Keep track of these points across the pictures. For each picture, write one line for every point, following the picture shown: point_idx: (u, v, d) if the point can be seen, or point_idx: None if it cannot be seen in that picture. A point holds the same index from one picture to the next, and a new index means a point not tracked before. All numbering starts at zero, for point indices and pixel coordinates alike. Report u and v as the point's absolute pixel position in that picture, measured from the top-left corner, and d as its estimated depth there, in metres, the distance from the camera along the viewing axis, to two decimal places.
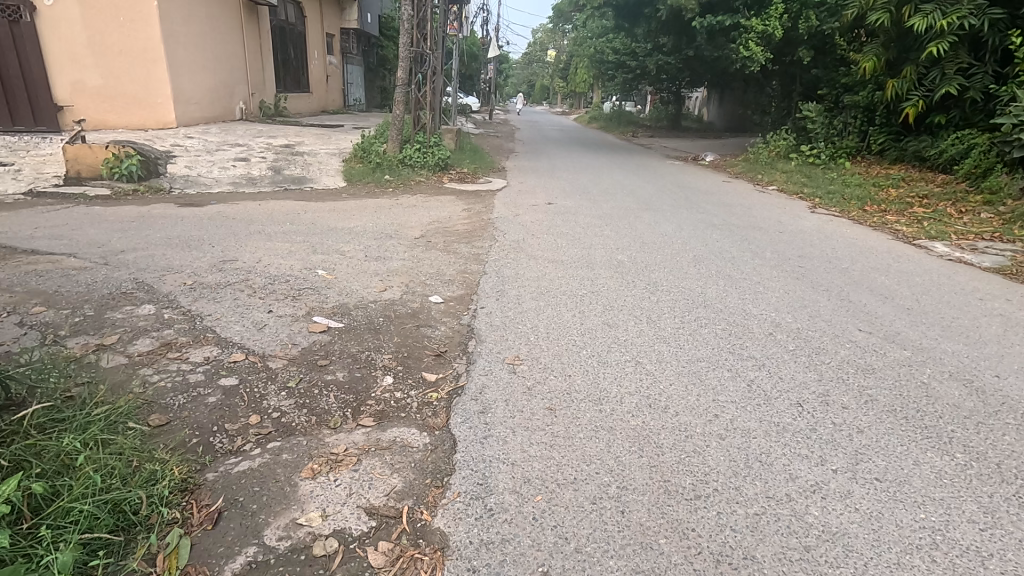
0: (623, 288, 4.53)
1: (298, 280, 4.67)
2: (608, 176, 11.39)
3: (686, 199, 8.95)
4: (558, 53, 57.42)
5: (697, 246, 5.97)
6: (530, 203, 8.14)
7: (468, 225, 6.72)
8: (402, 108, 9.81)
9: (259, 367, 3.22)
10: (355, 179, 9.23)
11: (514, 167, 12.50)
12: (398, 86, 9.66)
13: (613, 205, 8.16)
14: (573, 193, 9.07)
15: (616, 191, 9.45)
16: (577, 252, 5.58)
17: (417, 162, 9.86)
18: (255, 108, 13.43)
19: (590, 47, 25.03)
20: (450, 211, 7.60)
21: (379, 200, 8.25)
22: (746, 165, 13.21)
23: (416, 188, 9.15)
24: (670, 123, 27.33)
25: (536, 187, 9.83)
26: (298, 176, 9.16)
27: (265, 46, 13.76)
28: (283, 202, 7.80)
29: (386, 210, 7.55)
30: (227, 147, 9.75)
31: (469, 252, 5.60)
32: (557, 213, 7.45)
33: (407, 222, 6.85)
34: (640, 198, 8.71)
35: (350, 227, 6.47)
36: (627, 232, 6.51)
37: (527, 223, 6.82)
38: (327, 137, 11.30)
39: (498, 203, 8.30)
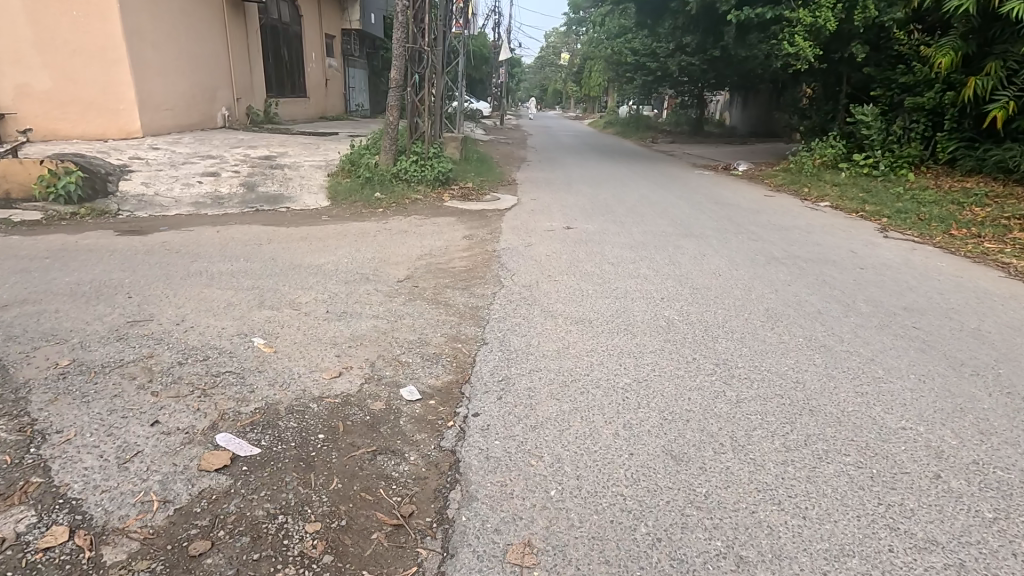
0: (680, 375, 3.13)
1: (221, 357, 3.33)
2: (633, 190, 10.00)
3: (730, 221, 7.52)
4: (572, 55, 56.01)
5: (763, 293, 4.55)
6: (544, 228, 6.76)
7: (466, 261, 5.37)
8: (397, 114, 8.49)
9: (80, 566, 1.87)
10: (340, 198, 7.93)
11: (525, 180, 11.11)
12: (391, 90, 8.34)
13: (645, 229, 6.76)
14: (596, 214, 7.70)
15: (646, 210, 8.03)
16: (607, 305, 4.19)
17: (414, 176, 8.54)
18: (242, 114, 12.24)
19: (607, 47, 23.61)
20: (447, 239, 6.26)
21: (365, 223, 6.94)
22: (788, 176, 11.70)
23: (412, 208, 7.82)
24: (692, 128, 25.84)
25: (552, 205, 8.46)
26: (274, 194, 7.90)
27: (252, 47, 12.55)
28: (250, 228, 6.52)
29: (370, 239, 6.21)
30: (196, 160, 8.52)
31: (465, 304, 4.24)
32: (578, 242, 6.07)
33: (392, 257, 5.50)
34: (675, 221, 7.29)
35: (318, 264, 5.16)
36: (669, 270, 5.10)
37: (541, 257, 5.45)
38: (315, 147, 10.03)
39: (507, 227, 6.93)
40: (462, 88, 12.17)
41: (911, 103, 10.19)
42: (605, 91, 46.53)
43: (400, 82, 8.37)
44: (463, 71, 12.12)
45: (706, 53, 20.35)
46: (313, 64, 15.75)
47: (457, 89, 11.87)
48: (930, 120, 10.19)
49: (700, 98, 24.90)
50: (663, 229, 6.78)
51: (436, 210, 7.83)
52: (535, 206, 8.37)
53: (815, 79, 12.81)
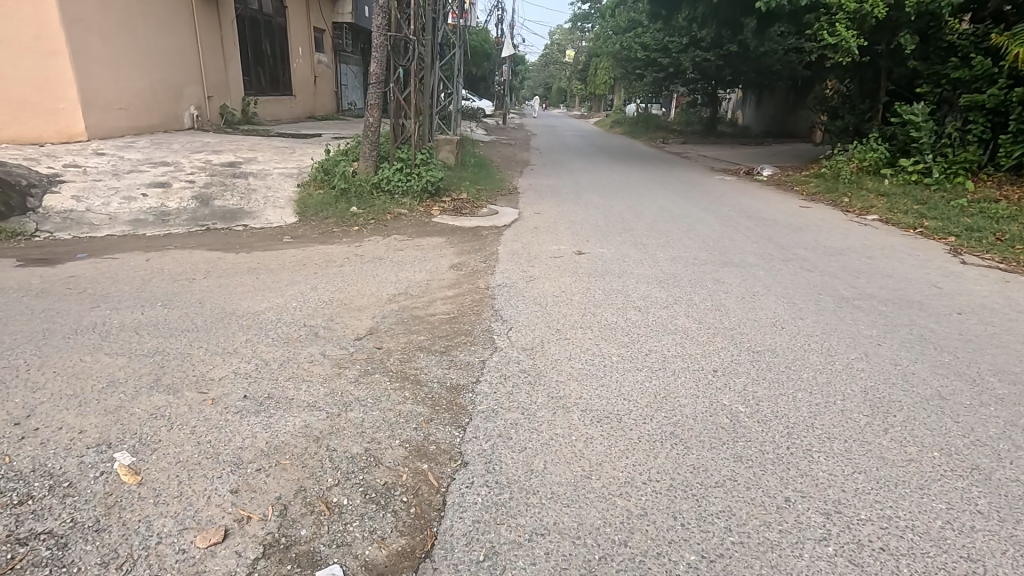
0: (776, 547, 1.93)
1: (50, 495, 2.15)
2: (652, 201, 8.80)
3: (773, 243, 6.31)
4: (577, 53, 54.79)
5: (849, 359, 3.36)
6: (551, 253, 5.54)
7: (450, 307, 4.16)
8: (379, 115, 7.30)
9: None
10: (309, 214, 6.73)
11: (529, 188, 9.88)
12: (371, 87, 7.15)
13: (673, 256, 5.56)
14: (613, 233, 6.51)
15: (671, 229, 6.83)
16: (640, 386, 2.98)
17: (398, 187, 7.34)
18: (216, 114, 11.09)
19: (616, 43, 22.37)
20: (429, 270, 5.05)
21: (333, 246, 5.74)
22: (823, 184, 10.45)
23: (394, 226, 6.61)
24: (705, 128, 24.56)
25: (558, 220, 7.26)
26: (230, 209, 6.70)
27: (227, 40, 11.40)
28: (192, 253, 5.34)
29: (333, 269, 5.01)
30: (145, 168, 7.35)
31: (442, 382, 3.05)
32: (594, 275, 4.87)
33: (355, 298, 4.30)
34: (707, 244, 6.10)
35: (257, 311, 3.99)
36: (714, 322, 3.89)
37: (548, 299, 4.23)
38: (289, 152, 8.86)
39: (505, 249, 5.73)
40: (458, 85, 10.95)
41: (968, 101, 8.97)
42: (611, 90, 45.34)
43: (381, 78, 7.17)
44: (460, 67, 10.90)
45: (722, 49, 19.07)
46: (300, 60, 14.56)
47: (452, 87, 10.64)
48: (989, 120, 8.99)
49: (714, 96, 23.64)
50: (695, 256, 5.58)
51: (422, 228, 6.62)
52: (540, 221, 7.18)
53: (851, 75, 11.53)
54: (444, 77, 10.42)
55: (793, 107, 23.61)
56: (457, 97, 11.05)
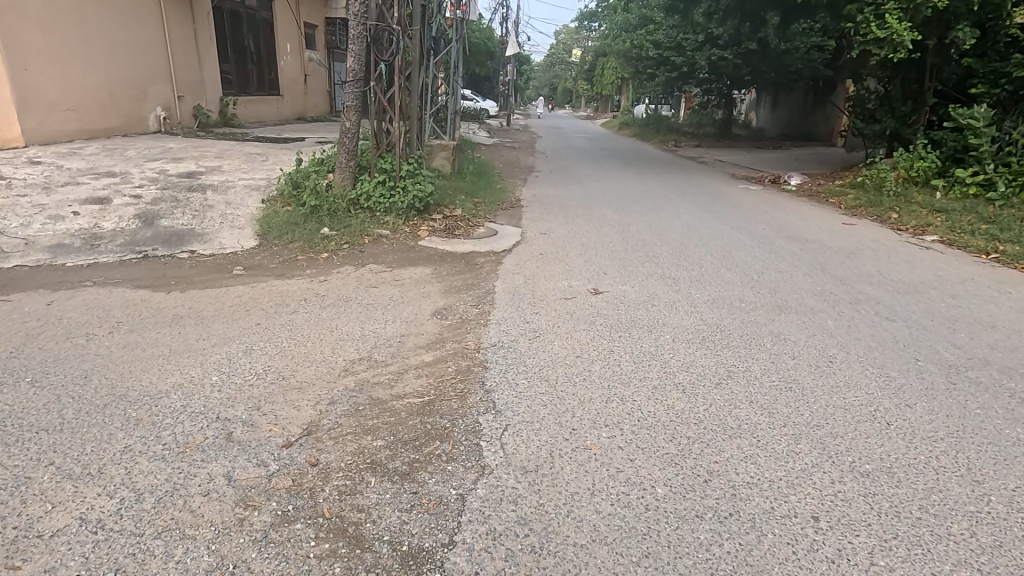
0: None
1: None
2: (674, 217, 7.69)
3: (828, 275, 5.19)
4: (584, 52, 53.63)
5: (1007, 488, 2.29)
6: (560, 293, 4.45)
7: (423, 384, 3.06)
8: (357, 118, 6.22)
9: None
10: (272, 237, 5.67)
11: (534, 200, 8.78)
12: (348, 87, 6.07)
13: (712, 298, 4.46)
14: (635, 261, 5.43)
15: (702, 255, 5.74)
16: (705, 558, 1.90)
17: (380, 203, 6.27)
18: (188, 114, 10.05)
19: (626, 40, 21.22)
20: (405, 318, 3.96)
21: (292, 282, 4.67)
22: (865, 196, 9.33)
23: (371, 252, 5.54)
24: (719, 131, 23.39)
25: (567, 242, 6.18)
26: (177, 231, 5.63)
27: (201, 33, 10.33)
28: (110, 293, 4.27)
29: (281, 317, 3.92)
30: (86, 180, 6.29)
31: (396, 543, 1.97)
32: (617, 327, 3.78)
33: (299, 367, 3.22)
34: (751, 278, 4.99)
35: (158, 391, 2.91)
36: (790, 415, 2.79)
37: (559, 372, 3.14)
38: (260, 160, 7.80)
39: (503, 286, 4.65)
40: (457, 85, 9.84)
41: None
42: (618, 91, 44.21)
43: (360, 76, 6.11)
44: (458, 64, 9.81)
45: (741, 47, 17.90)
46: (288, 57, 13.50)
47: (449, 88, 9.55)
48: None
49: (729, 97, 22.49)
50: (740, 296, 4.48)
51: (405, 255, 5.53)
52: (547, 243, 6.11)
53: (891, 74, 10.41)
54: (439, 76, 9.33)
55: (812, 109, 22.44)
56: (454, 98, 9.95)
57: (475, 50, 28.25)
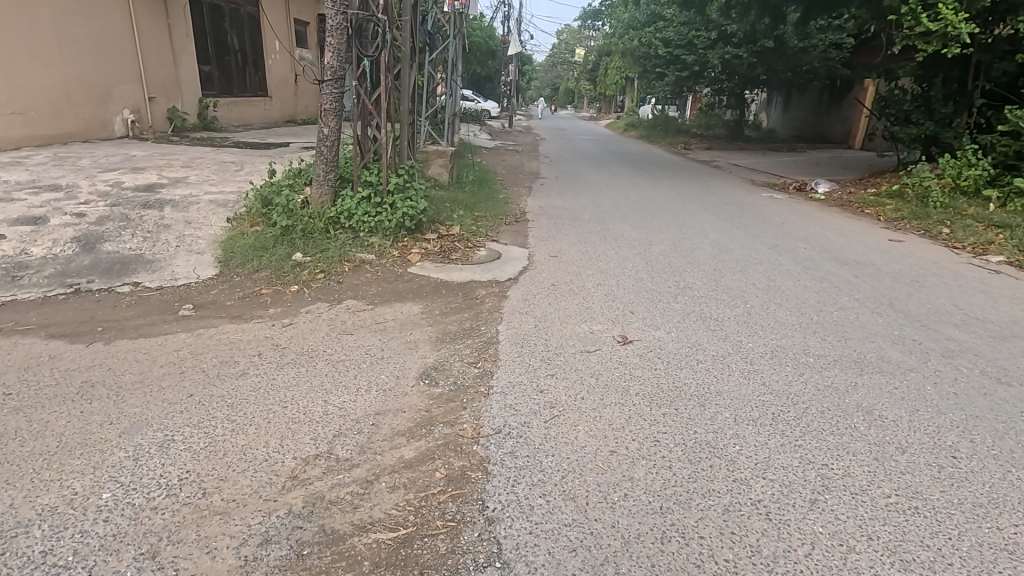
0: None
1: None
2: (700, 233, 6.82)
3: (901, 313, 4.32)
4: (587, 53, 52.74)
5: None
6: (580, 345, 3.56)
7: (398, 504, 2.18)
8: (337, 122, 5.33)
9: None
10: (234, 265, 4.80)
11: (541, 213, 7.89)
12: (324, 86, 5.18)
13: (771, 351, 3.58)
14: (666, 295, 4.56)
15: (744, 286, 4.86)
16: None
17: (364, 223, 5.39)
18: (161, 118, 9.19)
19: (634, 38, 20.32)
20: (381, 385, 3.07)
21: (247, 327, 3.80)
22: (907, 208, 8.43)
23: (350, 283, 4.67)
24: (730, 133, 22.47)
25: (583, 267, 5.31)
26: (122, 258, 4.76)
27: (175, 29, 9.44)
28: (13, 346, 3.39)
29: (222, 384, 3.03)
30: (22, 196, 5.42)
31: None
32: (659, 402, 2.90)
33: (228, 473, 2.33)
34: (810, 319, 4.12)
35: (14, 523, 2.02)
36: (935, 569, 1.90)
37: (589, 485, 2.26)
38: (233, 170, 6.92)
39: (508, 334, 3.76)
40: (455, 84, 8.93)
41: None
42: (621, 91, 43.28)
43: (339, 73, 5.21)
44: (456, 62, 8.89)
45: (756, 45, 16.99)
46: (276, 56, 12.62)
47: (447, 88, 8.64)
48: None
49: (741, 98, 21.57)
50: (804, 348, 3.61)
51: (391, 287, 4.65)
52: (560, 269, 5.24)
53: (934, 73, 9.65)
54: (436, 76, 8.42)
55: (828, 110, 21.52)
56: (453, 100, 9.04)
57: (476, 49, 27.37)
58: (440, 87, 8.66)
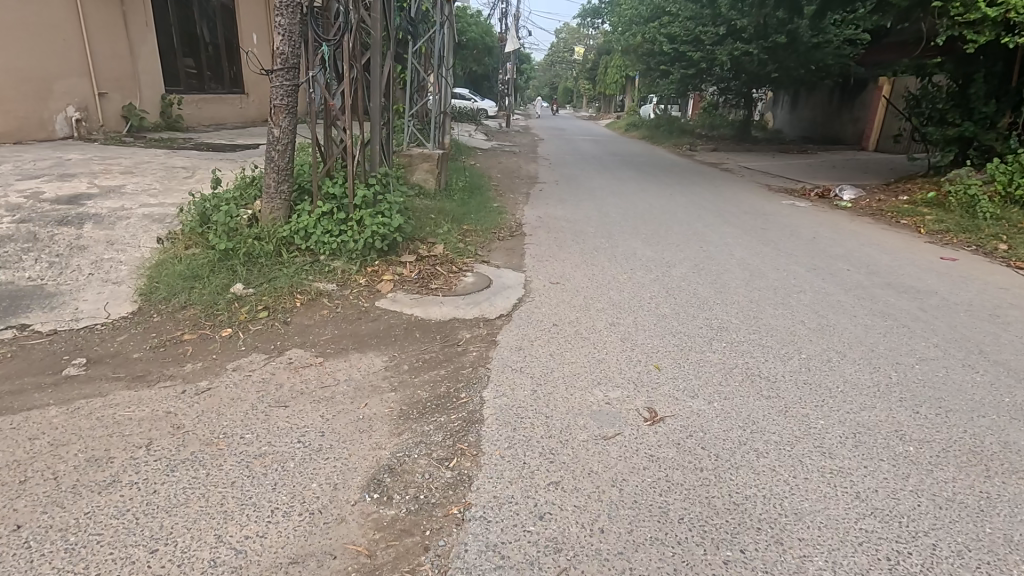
0: None
1: None
2: (725, 251, 5.88)
3: (999, 366, 3.39)
4: (587, 52, 51.69)
5: None
6: (593, 426, 2.62)
7: None
8: (292, 121, 4.38)
9: None
10: (155, 299, 3.85)
11: (540, 225, 6.94)
12: (274, 78, 4.25)
13: (852, 433, 2.64)
14: (698, 340, 3.62)
15: (792, 326, 3.93)
16: None
17: (325, 244, 4.45)
18: (114, 117, 8.28)
19: (637, 34, 19.34)
20: (307, 505, 2.12)
21: (146, 393, 2.86)
22: (951, 219, 7.52)
23: (300, 323, 3.73)
24: (737, 133, 21.53)
25: (592, 298, 4.37)
26: (14, 291, 3.81)
27: (132, 16, 8.49)
28: None
29: (70, 504, 2.08)
30: None
31: None
32: (713, 539, 1.97)
33: None
34: (888, 378, 3.18)
35: None
36: None
37: None
38: (181, 176, 5.96)
39: (495, 406, 2.81)
40: (442, 80, 7.98)
41: None
42: (622, 90, 42.28)
43: (293, 63, 4.29)
44: (444, 55, 7.96)
45: (767, 40, 16.05)
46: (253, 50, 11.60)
47: (433, 84, 7.69)
48: None
49: (749, 97, 20.65)
50: (893, 428, 2.69)
51: (351, 328, 3.72)
52: (563, 300, 4.29)
53: (975, 68, 8.81)
54: (420, 69, 7.46)
55: (840, 111, 20.64)
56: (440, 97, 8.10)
57: (472, 46, 26.38)
58: (426, 83, 7.73)
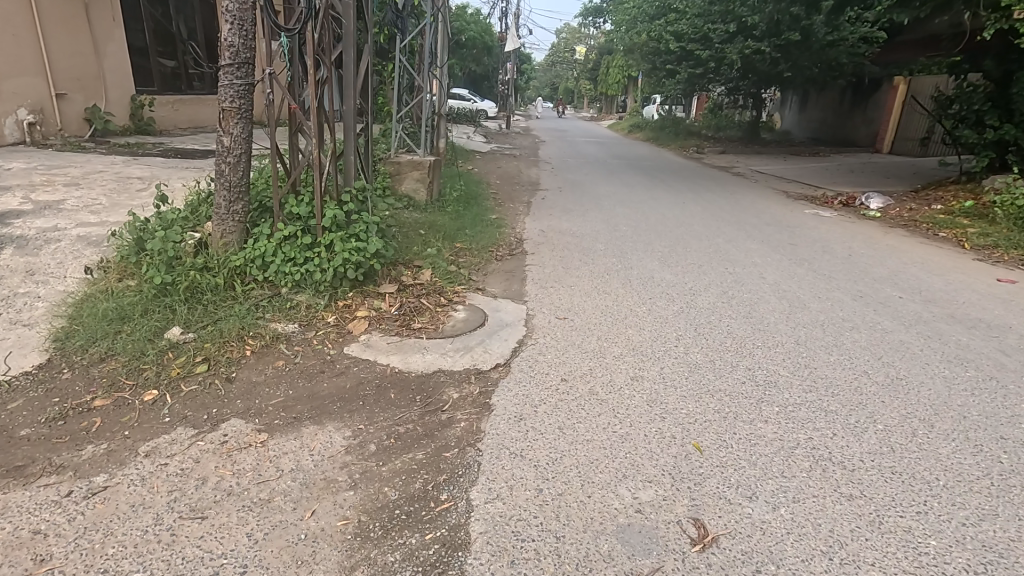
0: None
1: None
2: (755, 274, 5.16)
3: None
4: (588, 51, 50.89)
5: None
6: (622, 555, 1.91)
7: None
8: (246, 129, 3.61)
9: None
10: (68, 348, 3.10)
11: (543, 241, 6.21)
12: (222, 76, 3.47)
13: (979, 565, 1.91)
14: (744, 405, 2.90)
15: (855, 380, 3.21)
16: None
17: (287, 275, 3.72)
18: (75, 120, 7.62)
19: (641, 32, 18.73)
20: None
21: (15, 499, 2.12)
22: (999, 233, 6.82)
23: (247, 380, 3.00)
24: (745, 135, 20.80)
25: (607, 339, 3.64)
26: None
27: (98, 11, 7.82)
28: None
29: None
30: None
31: None
32: None
33: None
34: (1000, 465, 2.45)
35: None
36: None
37: None
38: (133, 190, 5.24)
39: (487, 519, 2.08)
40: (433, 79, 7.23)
41: None
42: (625, 90, 41.58)
43: (246, 57, 3.51)
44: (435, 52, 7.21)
45: (779, 38, 15.29)
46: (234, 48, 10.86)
47: (424, 84, 6.94)
48: None
49: (758, 98, 19.90)
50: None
51: (310, 387, 2.99)
52: (572, 344, 3.57)
53: (1018, 66, 8.11)
54: (408, 67, 6.70)
55: (853, 111, 19.89)
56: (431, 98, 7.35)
57: (470, 45, 25.62)
58: (416, 83, 6.98)
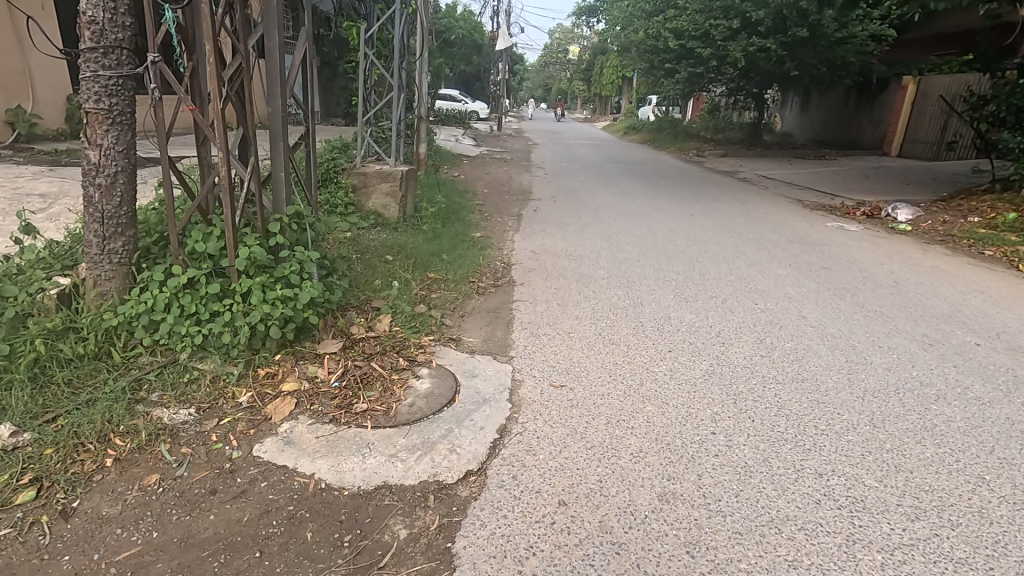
0: None
1: None
2: (791, 313, 4.23)
3: None
4: (582, 52, 49.93)
5: None
6: None
7: None
8: (126, 139, 2.63)
9: None
10: None
11: (535, 266, 5.26)
12: (83, 65, 2.48)
13: None
14: (832, 552, 1.96)
15: (976, 495, 2.28)
16: None
17: (184, 337, 2.74)
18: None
19: (639, 29, 17.77)
20: None
21: None
22: None
23: (92, 514, 2.02)
24: (747, 137, 19.97)
25: (619, 424, 2.71)
26: None
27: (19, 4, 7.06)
28: None
29: None
30: None
31: None
32: None
33: None
34: None
35: None
36: None
37: None
38: (27, 210, 4.24)
39: None
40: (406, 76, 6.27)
41: None
42: (619, 91, 40.80)
43: (119, 40, 2.52)
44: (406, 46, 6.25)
45: (786, 34, 14.43)
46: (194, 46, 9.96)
47: (395, 82, 5.97)
48: None
49: (760, 98, 19.04)
50: None
51: (186, 525, 2.01)
52: (572, 431, 2.62)
53: None
54: (374, 62, 5.73)
55: (858, 111, 19.09)
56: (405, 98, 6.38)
57: (459, 44, 24.61)
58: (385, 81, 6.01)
